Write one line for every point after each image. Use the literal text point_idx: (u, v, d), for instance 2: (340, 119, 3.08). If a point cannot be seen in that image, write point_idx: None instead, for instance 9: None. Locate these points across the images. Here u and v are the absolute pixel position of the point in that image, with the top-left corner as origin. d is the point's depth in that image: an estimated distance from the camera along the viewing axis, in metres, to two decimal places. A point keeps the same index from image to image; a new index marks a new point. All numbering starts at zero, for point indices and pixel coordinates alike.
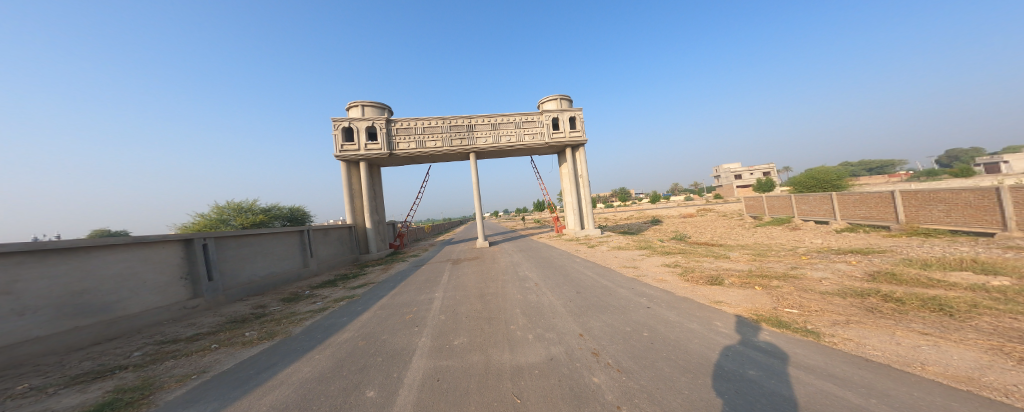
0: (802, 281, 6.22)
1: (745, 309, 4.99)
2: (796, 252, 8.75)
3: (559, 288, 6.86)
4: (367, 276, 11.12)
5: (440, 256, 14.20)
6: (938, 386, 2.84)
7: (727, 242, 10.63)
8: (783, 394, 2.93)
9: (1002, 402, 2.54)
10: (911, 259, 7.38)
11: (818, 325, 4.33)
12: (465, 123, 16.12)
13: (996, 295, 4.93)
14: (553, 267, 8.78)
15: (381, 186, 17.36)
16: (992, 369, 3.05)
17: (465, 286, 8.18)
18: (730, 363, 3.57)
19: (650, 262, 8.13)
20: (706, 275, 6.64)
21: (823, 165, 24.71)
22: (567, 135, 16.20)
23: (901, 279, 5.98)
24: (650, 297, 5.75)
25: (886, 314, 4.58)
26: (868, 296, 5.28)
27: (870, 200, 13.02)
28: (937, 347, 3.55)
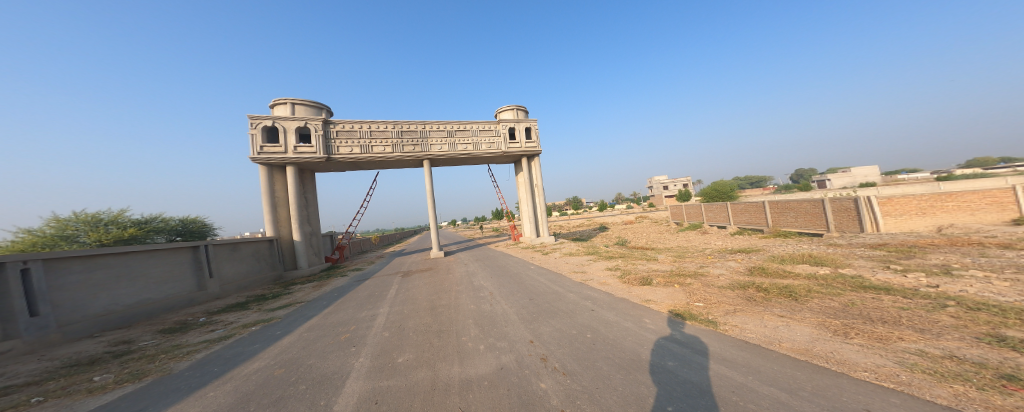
0: (707, 277, 7.48)
1: (668, 305, 5.80)
2: (705, 253, 10.43)
3: (511, 296, 7.01)
4: (292, 295, 9.74)
5: (388, 268, 13.16)
6: (788, 359, 3.74)
7: (655, 246, 12.13)
8: (692, 381, 3.50)
9: (822, 367, 3.47)
10: (776, 255, 9.48)
11: (716, 315, 5.28)
12: (417, 129, 15.46)
13: (824, 281, 6.65)
14: (506, 275, 8.92)
15: (314, 193, 15.47)
16: (819, 340, 4.14)
17: (415, 299, 7.81)
18: (654, 356, 4.14)
19: (596, 266, 8.81)
20: (640, 277, 7.52)
21: (724, 181, 29.94)
22: (523, 145, 16.60)
23: (769, 272, 7.65)
24: (594, 300, 6.28)
25: (759, 301, 5.81)
26: (748, 287, 6.62)
27: (751, 209, 16.20)
28: (790, 326, 4.66)
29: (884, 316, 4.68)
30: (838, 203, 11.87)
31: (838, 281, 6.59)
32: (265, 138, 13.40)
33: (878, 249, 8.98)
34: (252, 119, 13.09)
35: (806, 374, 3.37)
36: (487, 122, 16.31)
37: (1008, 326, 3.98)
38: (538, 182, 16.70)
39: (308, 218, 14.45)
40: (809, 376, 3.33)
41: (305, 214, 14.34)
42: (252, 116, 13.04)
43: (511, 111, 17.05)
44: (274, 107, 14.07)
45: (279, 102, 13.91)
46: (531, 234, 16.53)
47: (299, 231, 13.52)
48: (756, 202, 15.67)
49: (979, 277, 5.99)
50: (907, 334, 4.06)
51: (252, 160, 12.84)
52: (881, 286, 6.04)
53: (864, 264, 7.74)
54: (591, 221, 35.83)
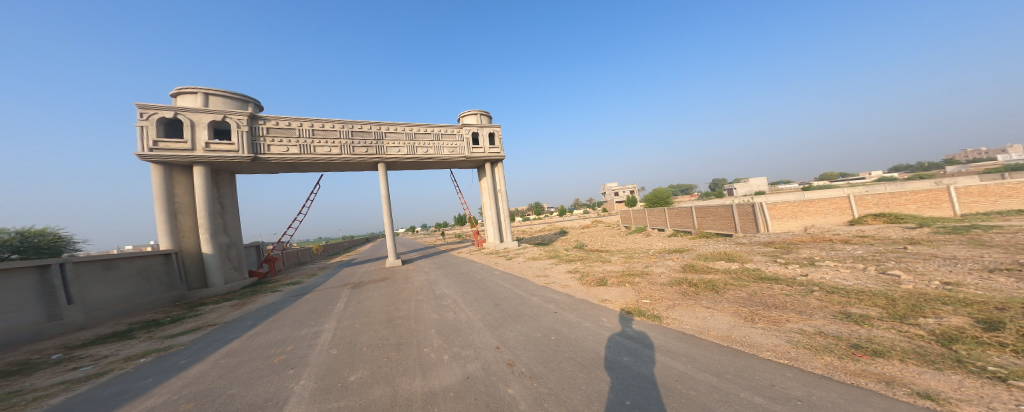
0: (652, 276, 8.25)
1: (622, 303, 6.25)
2: (649, 254, 11.49)
3: (474, 303, 6.89)
4: (203, 318, 8.24)
5: (332, 280, 11.93)
6: (716, 346, 4.30)
7: (608, 248, 12.98)
8: (643, 374, 3.80)
9: (739, 351, 4.06)
10: (702, 253, 10.89)
11: (660, 310, 5.85)
12: (369, 130, 14.44)
13: (738, 274, 7.82)
14: (469, 282, 8.75)
15: (233, 198, 13.37)
16: (736, 326, 4.85)
17: (367, 311, 7.23)
18: (612, 353, 4.41)
19: (558, 269, 9.10)
20: (596, 278, 7.97)
21: (661, 188, 33.36)
22: (487, 151, 16.47)
23: (699, 268, 8.73)
24: (555, 303, 6.48)
25: (692, 295, 6.59)
26: (683, 283, 7.47)
27: (682, 213, 18.34)
28: (716, 315, 5.37)
29: (776, 302, 5.68)
30: (742, 208, 14.11)
31: (745, 273, 7.80)
32: (163, 131, 11.25)
33: (767, 246, 10.88)
34: (145, 108, 10.95)
35: (729, 359, 3.90)
36: (447, 125, 15.87)
37: (851, 304, 5.11)
38: (502, 187, 16.64)
39: (222, 226, 12.43)
40: (731, 360, 3.87)
41: (216, 222, 12.25)
42: (144, 105, 10.91)
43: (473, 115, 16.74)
44: (178, 95, 11.93)
45: (186, 91, 11.85)
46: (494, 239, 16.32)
47: (207, 242, 11.53)
48: (685, 207, 17.80)
49: (832, 265, 7.62)
50: (792, 316, 4.96)
51: (142, 158, 10.64)
52: (773, 276, 7.30)
53: (761, 258, 9.33)
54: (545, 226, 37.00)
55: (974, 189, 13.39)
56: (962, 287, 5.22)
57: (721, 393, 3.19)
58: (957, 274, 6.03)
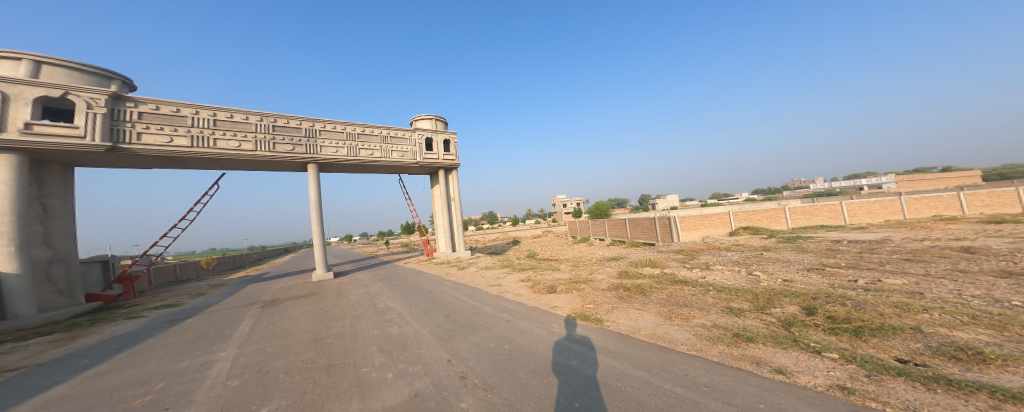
0: (594, 282, 8.85)
1: (570, 309, 6.59)
2: (592, 262, 12.30)
3: (422, 316, 6.53)
4: (18, 354, 6.03)
5: (241, 299, 10.09)
6: (647, 344, 4.65)
7: (558, 257, 13.56)
8: (589, 375, 3.85)
9: (662, 347, 4.44)
10: (635, 260, 12.06)
11: (601, 314, 6.26)
12: (298, 126, 12.88)
13: (661, 277, 8.85)
14: (416, 294, 8.30)
15: (63, 199, 9.77)
16: (661, 325, 5.34)
17: (288, 332, 6.26)
18: (561, 358, 4.46)
19: (511, 278, 9.16)
20: (547, 285, 8.27)
21: (602, 200, 36.23)
22: (441, 157, 15.93)
23: (633, 273, 9.64)
24: (509, 311, 6.51)
25: (627, 298, 7.22)
26: (620, 287, 8.14)
27: (617, 224, 20.15)
28: (645, 316, 5.91)
29: (685, 300, 6.53)
30: (661, 219, 16.12)
31: (663, 278, 8.81)
32: None
33: (677, 253, 12.50)
34: None
35: (656, 355, 4.23)
36: (397, 128, 15.00)
37: (730, 300, 6.11)
38: (455, 195, 16.19)
39: (40, 236, 8.80)
40: (659, 356, 4.18)
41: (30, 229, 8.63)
42: None
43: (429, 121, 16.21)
44: None
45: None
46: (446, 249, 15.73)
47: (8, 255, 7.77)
48: (620, 219, 19.62)
49: (722, 268, 9.08)
50: (696, 312, 5.70)
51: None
52: (682, 279, 8.37)
53: (676, 263, 10.70)
54: (491, 236, 37.08)
55: (809, 207, 17.62)
56: (792, 283, 6.74)
57: (648, 387, 3.35)
58: (791, 272, 7.78)
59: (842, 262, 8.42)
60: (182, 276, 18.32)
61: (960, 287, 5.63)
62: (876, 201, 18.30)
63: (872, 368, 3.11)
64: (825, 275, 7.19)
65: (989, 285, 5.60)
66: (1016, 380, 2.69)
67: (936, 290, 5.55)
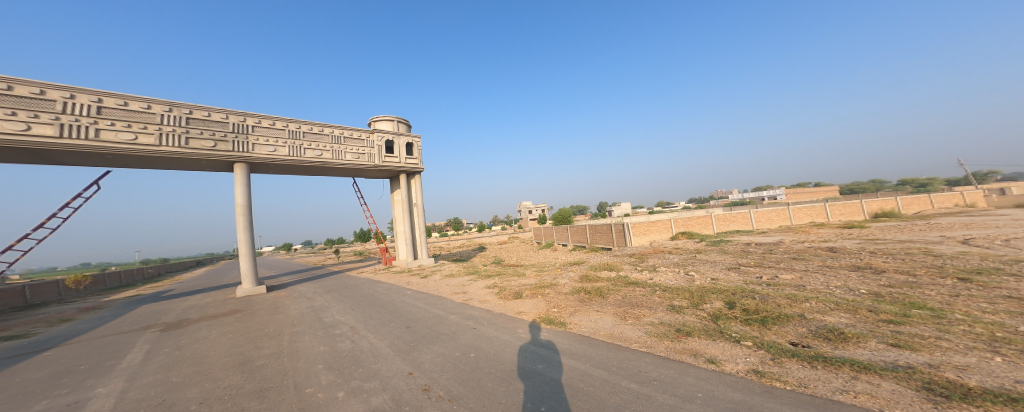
0: (559, 287, 8.95)
1: (536, 313, 6.55)
2: (556, 267, 12.52)
3: (381, 329, 6.06)
4: None
5: (145, 319, 8.43)
6: (607, 343, 4.48)
7: (523, 263, 13.59)
8: (556, 378, 3.50)
9: (618, 345, 4.26)
10: (596, 264, 12.51)
11: (564, 317, 6.23)
12: (220, 120, 11.01)
13: (617, 280, 9.22)
14: (373, 305, 7.74)
15: None
16: (618, 325, 5.30)
17: (204, 354, 5.28)
18: (528, 362, 4.08)
19: (477, 286, 8.93)
20: (513, 292, 8.19)
21: (564, 208, 37.49)
22: (402, 161, 15.20)
23: (595, 277, 9.93)
24: (475, 319, 6.33)
25: (588, 300, 7.35)
26: (581, 291, 8.29)
27: (578, 230, 20.87)
28: (604, 317, 5.90)
29: (639, 300, 6.73)
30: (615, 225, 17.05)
31: (619, 280, 9.20)
32: None
33: (631, 257, 13.20)
34: None
35: (614, 354, 3.98)
36: (353, 128, 14.02)
37: (674, 298, 6.48)
38: (418, 200, 15.55)
39: None
40: (617, 354, 3.95)
41: None
42: None
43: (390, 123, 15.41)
44: None
45: None
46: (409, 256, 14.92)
47: None
48: (581, 226, 20.36)
49: (667, 269, 9.73)
50: (646, 311, 5.85)
51: None
52: (634, 281, 8.80)
53: (631, 266, 11.27)
54: (450, 244, 36.04)
55: (738, 214, 19.92)
56: (717, 280, 7.45)
57: (608, 385, 3.13)
58: (716, 271, 8.67)
59: (749, 261, 9.55)
60: (44, 298, 14.84)
61: (829, 279, 6.68)
62: (773, 209, 21.14)
63: (774, 352, 3.40)
64: (736, 273, 8.23)
65: (844, 277, 6.82)
66: (866, 354, 3.16)
67: (814, 282, 6.51)
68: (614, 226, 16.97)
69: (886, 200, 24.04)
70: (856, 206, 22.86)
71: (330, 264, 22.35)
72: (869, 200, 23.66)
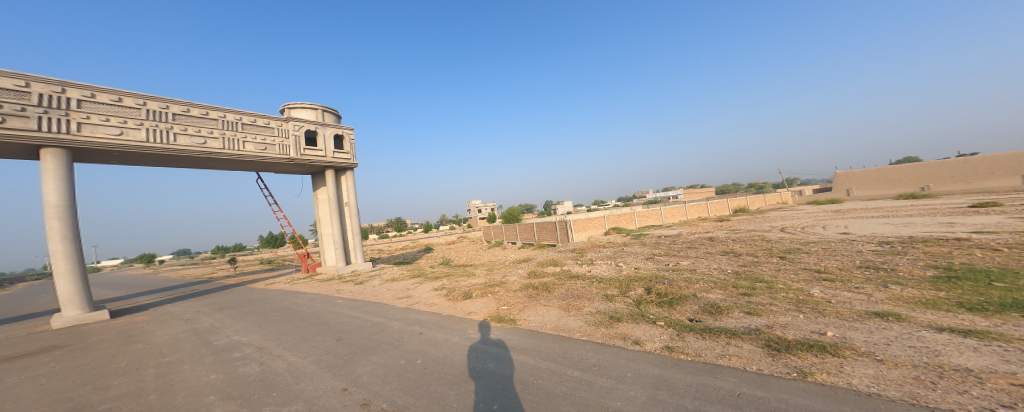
0: (508, 284, 8.98)
1: (486, 313, 6.45)
2: (504, 265, 12.60)
3: (303, 346, 5.08)
4: None
5: None
6: (554, 335, 4.60)
7: (472, 262, 13.41)
8: (508, 376, 3.43)
9: (564, 336, 4.38)
10: (541, 260, 12.90)
11: (514, 313, 6.24)
12: (14, 85, 6.99)
13: (562, 274, 9.62)
14: (292, 320, 6.53)
15: None
16: (564, 317, 5.47)
17: (24, 394, 3.94)
18: (478, 363, 3.92)
19: (422, 289, 8.51)
20: (462, 292, 7.98)
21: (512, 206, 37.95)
22: (328, 156, 12.60)
23: (542, 273, 10.22)
24: (421, 323, 5.96)
25: (537, 296, 7.50)
26: (530, 286, 8.44)
27: (523, 227, 21.38)
28: (550, 310, 6.07)
29: (582, 292, 7.09)
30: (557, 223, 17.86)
31: (562, 274, 9.61)
32: None
33: (572, 252, 13.85)
34: None
35: (560, 345, 4.07)
36: (256, 114, 10.80)
37: (607, 287, 6.98)
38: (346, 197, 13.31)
39: None
40: (563, 345, 4.05)
41: None
42: None
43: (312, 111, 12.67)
44: None
45: None
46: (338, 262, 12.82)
47: None
48: (527, 223, 20.89)
49: (606, 261, 10.46)
50: (585, 302, 6.16)
51: None
52: (576, 274, 9.28)
53: (573, 260, 11.88)
54: (385, 247, 33.60)
55: (656, 211, 22.55)
56: (640, 269, 8.30)
57: (555, 376, 3.16)
58: (638, 261, 9.64)
59: (661, 251, 10.84)
60: None
61: (708, 262, 7.88)
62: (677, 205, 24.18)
63: (678, 328, 3.66)
64: (653, 261, 9.23)
65: (717, 260, 8.19)
66: (732, 322, 3.67)
67: (700, 266, 7.62)
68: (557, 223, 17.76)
69: (743, 198, 29.92)
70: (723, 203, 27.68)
71: (231, 274, 18.71)
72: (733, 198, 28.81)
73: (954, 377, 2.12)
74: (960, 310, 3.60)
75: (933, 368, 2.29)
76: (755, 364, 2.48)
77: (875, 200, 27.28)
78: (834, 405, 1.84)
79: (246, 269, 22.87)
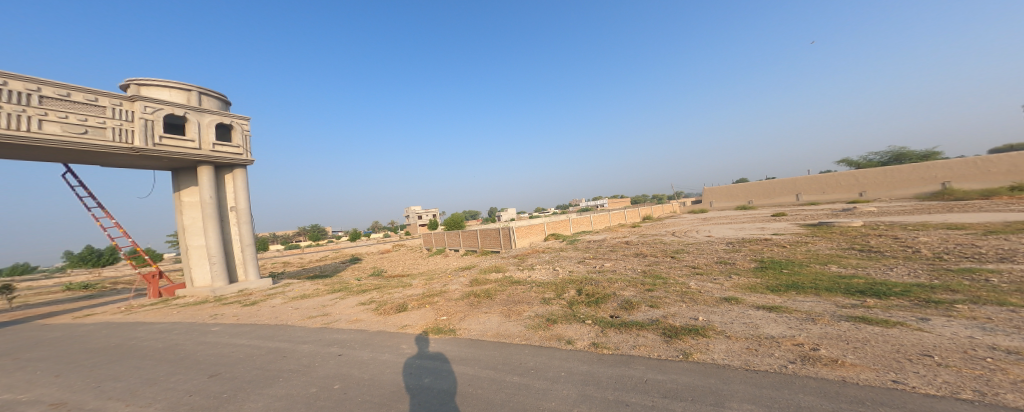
0: (448, 293, 8.75)
1: (422, 325, 6.17)
2: (446, 274, 12.20)
3: (148, 391, 3.42)
4: None
5: None
6: (493, 343, 4.60)
7: (410, 272, 12.80)
8: (445, 389, 3.22)
9: (504, 343, 4.42)
10: (483, 268, 12.91)
11: (454, 323, 6.10)
12: None
13: (502, 280, 9.77)
14: (136, 359, 4.39)
15: None
16: (503, 324, 5.53)
17: None
18: (412, 379, 3.63)
19: (345, 304, 7.79)
20: (395, 305, 7.53)
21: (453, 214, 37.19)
22: (204, 148, 9.65)
23: (484, 280, 10.21)
24: (340, 343, 5.07)
25: (478, 303, 7.45)
26: (471, 294, 8.36)
27: (465, 235, 21.23)
28: (491, 317, 6.11)
29: (521, 297, 7.28)
30: (498, 230, 18.13)
31: (504, 280, 9.74)
32: None
33: (514, 259, 14.03)
34: None
35: (500, 351, 4.11)
36: (70, 85, 7.66)
37: (543, 291, 7.27)
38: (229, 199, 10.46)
39: None
40: (503, 352, 4.05)
41: None
42: None
43: (179, 91, 9.48)
44: None
45: None
46: (215, 280, 9.67)
47: None
48: (468, 231, 20.80)
49: (543, 266, 10.90)
50: (525, 306, 6.34)
51: None
52: (516, 280, 9.47)
53: (513, 267, 12.13)
54: (294, 260, 28.67)
55: (588, 217, 24.37)
56: (574, 272, 8.82)
57: (495, 384, 3.12)
58: (572, 264, 10.27)
59: (591, 254, 11.69)
60: None
61: (627, 263, 8.76)
62: (605, 214, 26.56)
63: (601, 325, 4.02)
64: (585, 264, 9.90)
65: (632, 260, 9.18)
66: (642, 315, 4.15)
67: (621, 266, 8.45)
68: (501, 230, 17.97)
69: (654, 207, 34.32)
70: (640, 212, 31.44)
71: (69, 298, 14.17)
72: (648, 207, 32.89)
73: (767, 344, 2.74)
74: (767, 292, 4.69)
75: (757, 337, 2.92)
76: (656, 351, 2.85)
77: (729, 209, 34.14)
78: (705, 379, 2.21)
79: (66, 293, 16.45)
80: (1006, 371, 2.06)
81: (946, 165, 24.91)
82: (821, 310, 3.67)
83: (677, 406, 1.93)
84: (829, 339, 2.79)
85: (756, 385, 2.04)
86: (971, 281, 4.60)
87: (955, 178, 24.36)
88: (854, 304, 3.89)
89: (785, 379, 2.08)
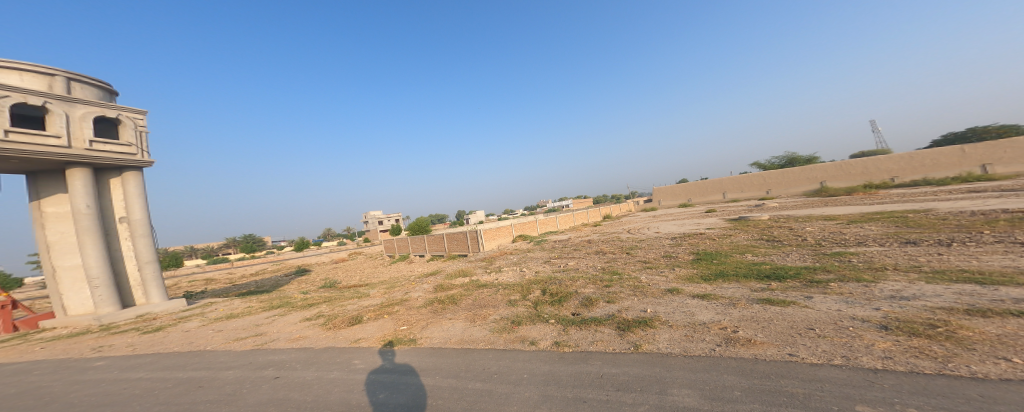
0: (410, 301, 8.43)
1: (378, 337, 5.87)
2: (410, 281, 11.78)
3: None
4: None
5: None
6: (455, 350, 4.51)
7: (371, 281, 12.18)
8: (403, 402, 3.10)
9: (468, 349, 4.35)
10: (449, 272, 12.64)
11: (416, 332, 5.90)
12: None
13: (467, 285, 9.63)
14: (19, 406, 3.68)
15: None
16: (467, 330, 5.43)
17: None
18: (367, 396, 3.43)
19: (286, 321, 7.19)
20: (347, 318, 7.10)
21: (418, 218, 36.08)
22: (76, 146, 7.99)
23: (449, 285, 9.99)
24: (278, 365, 4.66)
25: (441, 310, 7.26)
26: (435, 301, 8.13)
27: (430, 239, 20.69)
28: (455, 323, 5.99)
29: (486, 301, 7.23)
30: (464, 234, 17.90)
31: (470, 285, 9.60)
32: None
33: (482, 262, 13.90)
34: None
35: (463, 358, 4.05)
36: None
37: (509, 294, 7.27)
38: (118, 209, 9.01)
39: None
40: (466, 359, 3.98)
41: None
42: None
43: (36, 74, 7.73)
44: None
45: None
46: (101, 305, 8.21)
47: None
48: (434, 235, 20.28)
49: (510, 268, 10.92)
50: (491, 310, 6.31)
51: None
52: (483, 283, 9.39)
53: (480, 270, 12.04)
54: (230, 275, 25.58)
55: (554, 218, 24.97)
56: (541, 272, 8.93)
57: (456, 393, 3.06)
58: (539, 265, 10.40)
59: (556, 254, 11.94)
60: None
61: (589, 261, 9.06)
62: (570, 214, 27.32)
63: (563, 324, 4.12)
64: (550, 265, 10.04)
65: (593, 258, 9.51)
66: (600, 311, 4.31)
67: (584, 265, 8.72)
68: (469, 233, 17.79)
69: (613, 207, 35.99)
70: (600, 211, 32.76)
71: None
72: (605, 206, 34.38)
73: (700, 329, 2.98)
74: (702, 282, 5.08)
75: (692, 325, 3.16)
76: (611, 345, 2.97)
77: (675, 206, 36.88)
78: (652, 368, 2.34)
79: None
80: (862, 337, 2.42)
81: (821, 166, 28.84)
82: (739, 296, 4.05)
83: (628, 398, 2.03)
84: (748, 320, 3.09)
85: (692, 370, 2.20)
86: (841, 261, 5.42)
87: (828, 178, 28.45)
88: (762, 288, 4.35)
89: (713, 361, 2.27)
